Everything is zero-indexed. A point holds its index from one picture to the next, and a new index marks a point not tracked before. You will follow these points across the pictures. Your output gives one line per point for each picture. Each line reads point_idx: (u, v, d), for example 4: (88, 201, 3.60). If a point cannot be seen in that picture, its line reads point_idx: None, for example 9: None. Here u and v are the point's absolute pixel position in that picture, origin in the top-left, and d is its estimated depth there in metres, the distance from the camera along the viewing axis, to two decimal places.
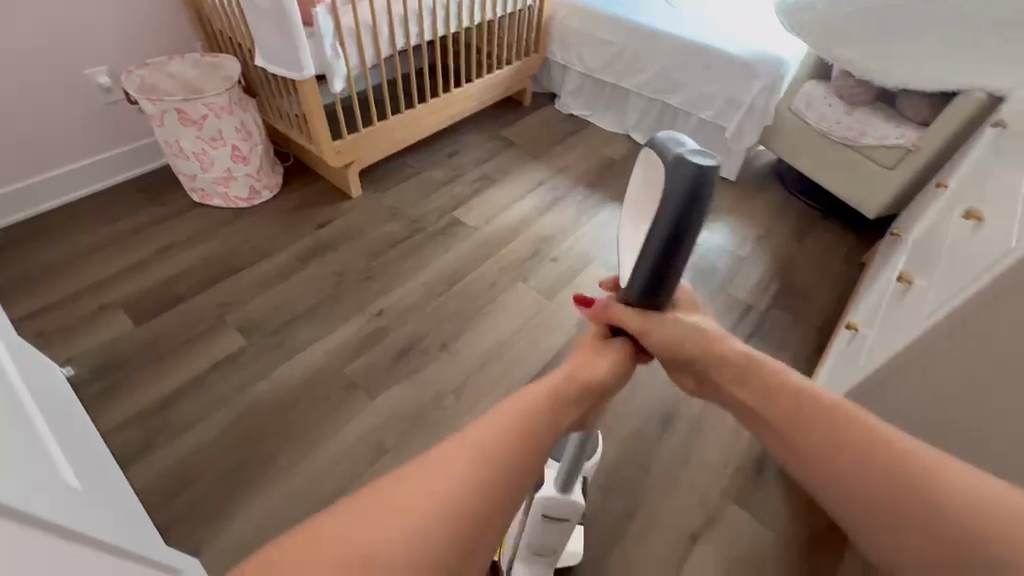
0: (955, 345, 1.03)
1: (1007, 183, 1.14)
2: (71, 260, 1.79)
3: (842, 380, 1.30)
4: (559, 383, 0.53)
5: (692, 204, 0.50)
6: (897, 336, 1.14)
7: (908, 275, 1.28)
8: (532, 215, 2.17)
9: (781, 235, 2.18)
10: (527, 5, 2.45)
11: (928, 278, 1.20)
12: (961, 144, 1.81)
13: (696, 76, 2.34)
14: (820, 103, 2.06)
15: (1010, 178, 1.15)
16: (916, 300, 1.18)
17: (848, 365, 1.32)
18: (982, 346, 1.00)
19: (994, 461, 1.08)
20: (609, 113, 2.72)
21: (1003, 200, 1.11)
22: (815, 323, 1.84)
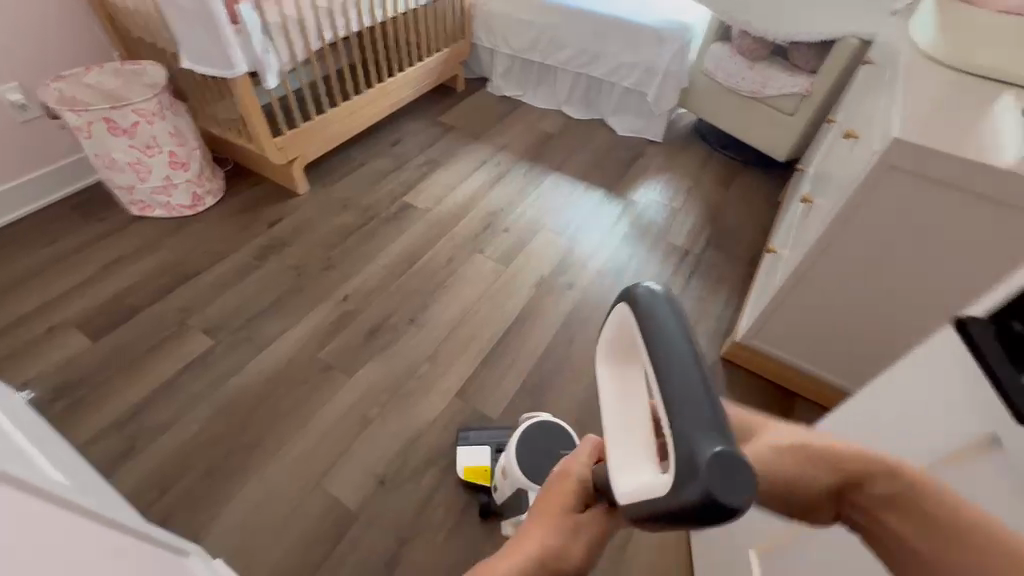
0: (847, 243, 1.22)
1: (875, 106, 1.36)
2: (8, 287, 1.72)
3: (767, 295, 1.49)
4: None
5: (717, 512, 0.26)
6: (803, 246, 1.33)
7: (810, 196, 1.49)
8: (481, 192, 2.27)
9: (708, 186, 2.39)
10: None
11: (824, 195, 1.41)
12: (845, 85, 2.07)
13: (614, 47, 2.51)
14: (726, 63, 2.28)
15: (876, 101, 1.36)
16: (816, 213, 1.39)
17: (771, 282, 1.52)
18: (868, 240, 1.20)
19: (893, 338, 1.29)
20: (539, 91, 2.84)
21: (870, 120, 1.32)
22: (745, 258, 2.05)
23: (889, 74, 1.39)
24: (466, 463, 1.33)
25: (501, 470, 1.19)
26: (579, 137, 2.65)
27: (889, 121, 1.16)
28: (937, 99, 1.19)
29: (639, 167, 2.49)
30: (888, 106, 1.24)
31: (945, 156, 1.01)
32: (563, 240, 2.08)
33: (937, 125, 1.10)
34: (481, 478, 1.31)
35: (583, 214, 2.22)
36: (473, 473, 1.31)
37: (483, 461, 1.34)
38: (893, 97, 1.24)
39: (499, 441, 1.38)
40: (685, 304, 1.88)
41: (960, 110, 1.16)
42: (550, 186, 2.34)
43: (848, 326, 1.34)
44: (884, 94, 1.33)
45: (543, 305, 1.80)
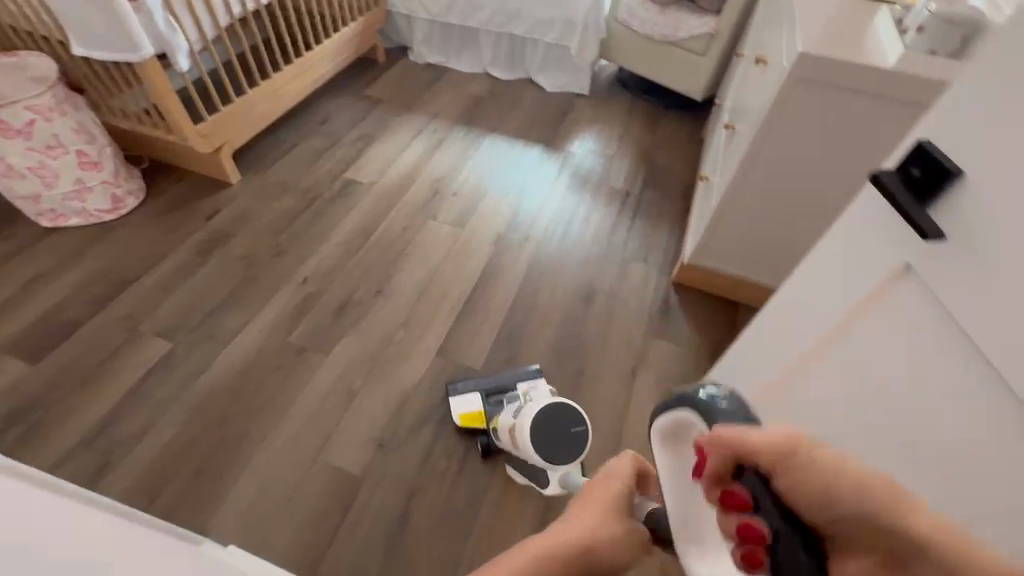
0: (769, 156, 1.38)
1: (776, 32, 1.51)
2: None
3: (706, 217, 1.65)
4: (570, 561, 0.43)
5: None
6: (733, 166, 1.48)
7: (732, 123, 1.64)
8: (423, 161, 2.26)
9: (637, 131, 2.53)
10: None
11: (744, 119, 1.56)
12: (746, 22, 2.25)
13: (532, 3, 2.55)
14: (639, 11, 2.40)
15: (777, 28, 1.52)
16: (739, 136, 1.54)
17: (708, 205, 1.67)
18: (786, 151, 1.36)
19: (814, 235, 1.48)
20: (463, 55, 2.83)
21: (776, 46, 1.45)
22: (680, 192, 2.22)
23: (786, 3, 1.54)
24: (461, 412, 1.40)
25: (503, 423, 1.24)
26: (509, 97, 2.69)
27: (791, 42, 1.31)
28: (826, 20, 1.35)
29: (572, 121, 2.58)
30: (789, 31, 1.38)
31: (840, 66, 1.17)
32: (512, 197, 2.15)
33: (830, 41, 1.25)
34: (476, 423, 1.38)
35: (526, 170, 2.28)
36: (469, 419, 1.38)
37: (475, 407, 1.41)
38: (790, 22, 1.39)
39: (487, 387, 1.45)
40: (634, 240, 2.01)
41: (846, 27, 1.33)
42: (490, 148, 2.37)
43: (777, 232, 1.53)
44: (784, 21, 1.48)
45: (504, 260, 1.87)
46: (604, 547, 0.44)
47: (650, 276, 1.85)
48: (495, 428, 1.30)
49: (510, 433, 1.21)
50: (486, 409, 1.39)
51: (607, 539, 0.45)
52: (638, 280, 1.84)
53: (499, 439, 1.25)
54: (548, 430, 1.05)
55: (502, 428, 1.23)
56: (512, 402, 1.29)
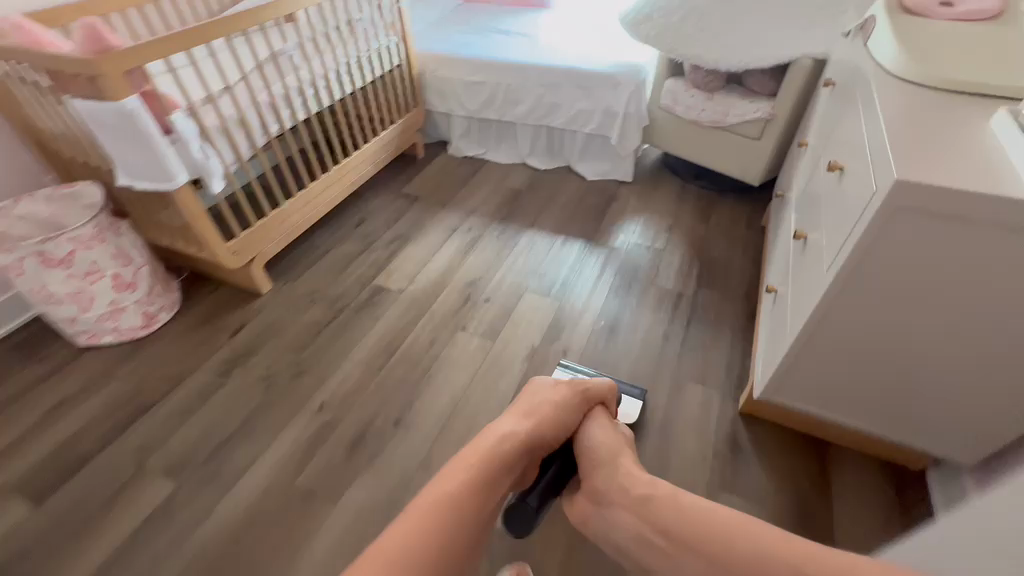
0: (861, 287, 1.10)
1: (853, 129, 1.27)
2: None
3: (779, 342, 1.36)
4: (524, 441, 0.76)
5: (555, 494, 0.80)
6: (810, 292, 1.21)
7: (801, 231, 1.39)
8: (456, 262, 2.17)
9: (687, 221, 2.34)
10: (395, 66, 2.52)
11: (816, 231, 1.30)
12: (805, 106, 2.05)
13: (569, 97, 2.49)
14: (683, 96, 2.27)
15: (851, 125, 1.30)
16: (812, 250, 1.28)
17: (779, 328, 1.39)
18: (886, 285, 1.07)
19: (931, 384, 1.14)
20: (501, 147, 2.82)
21: (854, 149, 1.21)
22: (740, 292, 1.96)
23: (857, 97, 1.33)
24: (557, 382, 1.64)
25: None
26: (547, 189, 2.60)
27: (879, 150, 1.06)
28: (924, 118, 1.10)
29: (614, 211, 2.44)
30: (871, 133, 1.14)
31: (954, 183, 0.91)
32: (551, 301, 1.97)
33: (933, 149, 1.00)
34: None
35: (565, 270, 2.11)
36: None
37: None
38: (870, 121, 1.15)
39: (588, 379, 1.62)
40: (689, 356, 1.74)
41: (948, 127, 1.08)
42: (525, 244, 2.25)
43: (876, 373, 1.20)
44: (860, 117, 1.24)
45: (536, 381, 1.68)
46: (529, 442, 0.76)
47: (711, 403, 1.59)
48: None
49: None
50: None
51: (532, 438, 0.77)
52: (692, 406, 1.59)
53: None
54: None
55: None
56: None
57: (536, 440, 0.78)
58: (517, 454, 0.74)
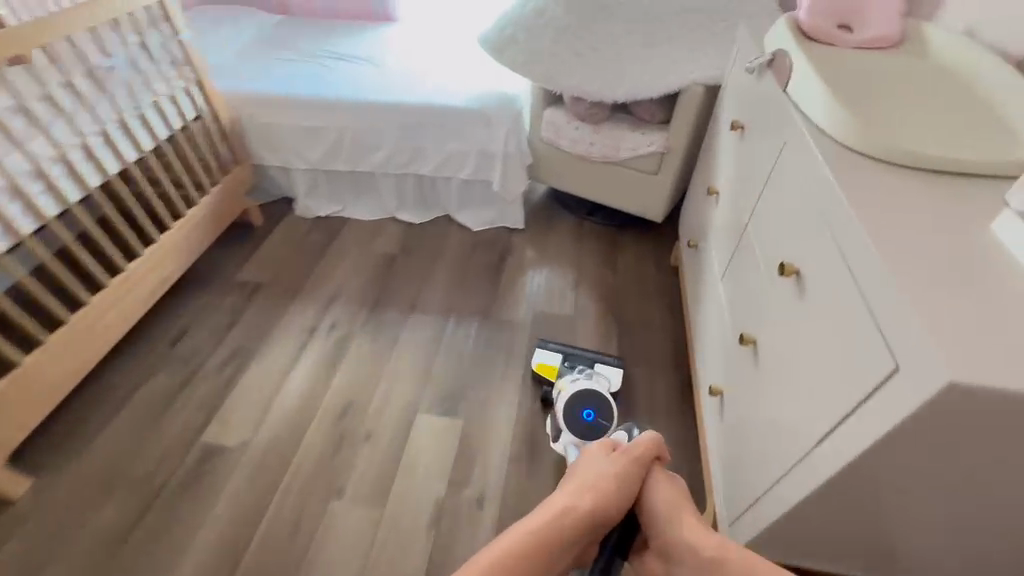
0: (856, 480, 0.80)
1: (803, 219, 1.00)
2: None
3: (745, 487, 1.08)
4: (582, 511, 0.69)
5: None
6: (786, 447, 0.94)
7: (750, 333, 1.12)
8: (321, 382, 1.66)
9: (593, 271, 2.04)
10: (190, 119, 1.89)
11: (775, 346, 1.03)
12: (700, 136, 1.83)
13: (434, 138, 2.02)
14: (567, 129, 1.95)
15: (796, 208, 1.02)
16: (774, 374, 1.01)
17: (742, 464, 1.11)
18: (892, 479, 0.78)
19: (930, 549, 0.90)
20: (363, 202, 2.30)
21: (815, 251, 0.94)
22: (666, 361, 1.71)
23: (791, 166, 1.06)
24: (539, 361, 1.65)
25: (565, 382, 1.48)
26: (427, 250, 2.15)
27: (872, 283, 0.77)
28: (895, 213, 0.84)
29: (510, 268, 2.06)
30: (842, 241, 0.86)
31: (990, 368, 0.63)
32: (450, 420, 1.56)
33: (932, 278, 0.74)
34: (548, 374, 1.62)
35: (464, 365, 1.70)
36: (544, 368, 1.63)
37: (554, 362, 1.65)
38: (839, 225, 0.87)
39: (571, 352, 1.67)
40: None
41: (921, 223, 0.84)
42: (410, 337, 1.79)
43: (863, 547, 0.94)
44: (813, 206, 0.96)
45: (445, 556, 1.30)
46: (580, 508, 0.69)
47: None
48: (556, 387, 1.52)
49: (565, 381, 1.48)
50: (562, 368, 1.61)
51: (583, 507, 0.69)
52: None
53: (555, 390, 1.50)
54: (575, 412, 1.34)
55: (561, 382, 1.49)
56: (586, 376, 1.50)
57: (599, 519, 0.70)
58: (576, 531, 0.67)
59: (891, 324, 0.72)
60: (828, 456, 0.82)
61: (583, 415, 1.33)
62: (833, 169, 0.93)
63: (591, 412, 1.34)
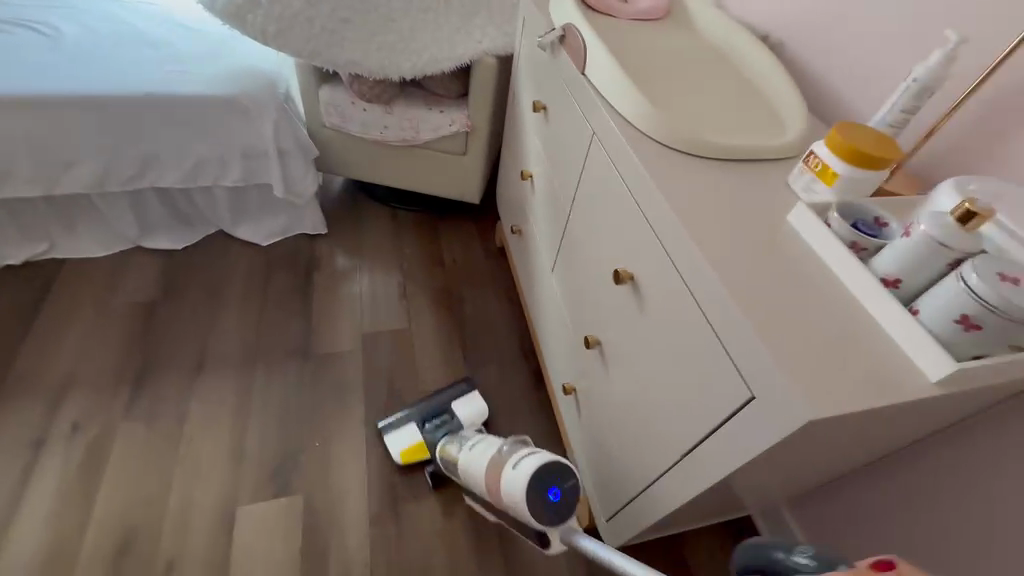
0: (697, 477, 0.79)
1: (619, 211, 0.95)
2: None
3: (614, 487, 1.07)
4: None
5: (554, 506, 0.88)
6: (645, 448, 0.93)
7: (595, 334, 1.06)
8: (75, 518, 1.18)
9: (419, 270, 1.84)
10: None
11: (618, 349, 0.99)
12: (501, 110, 1.72)
13: (170, 139, 1.51)
14: (352, 110, 1.65)
15: (616, 204, 0.96)
16: (623, 379, 0.98)
17: (604, 463, 1.10)
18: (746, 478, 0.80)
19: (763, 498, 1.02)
20: (84, 235, 1.65)
21: None
22: (513, 355, 1.67)
23: (604, 155, 0.99)
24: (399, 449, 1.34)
25: (471, 460, 1.10)
26: (202, 283, 1.66)
27: (711, 297, 0.72)
28: (709, 207, 0.81)
29: (320, 285, 1.72)
30: (668, 243, 0.81)
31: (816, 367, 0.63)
32: (281, 500, 1.27)
33: (753, 277, 0.72)
34: (420, 455, 1.35)
35: (288, 426, 1.38)
36: (410, 454, 1.34)
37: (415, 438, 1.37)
38: (665, 227, 0.81)
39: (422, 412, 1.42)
40: None
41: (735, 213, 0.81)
42: (204, 409, 1.39)
43: (716, 511, 1.02)
44: (632, 203, 0.91)
45: None
46: None
47: None
48: (453, 463, 1.18)
49: (468, 466, 1.10)
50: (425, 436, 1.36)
51: None
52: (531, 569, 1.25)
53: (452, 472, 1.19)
54: (539, 491, 0.88)
55: (469, 467, 1.09)
56: (466, 434, 1.23)
57: None
58: None
59: (738, 350, 0.69)
60: (693, 469, 0.80)
61: (547, 496, 0.88)
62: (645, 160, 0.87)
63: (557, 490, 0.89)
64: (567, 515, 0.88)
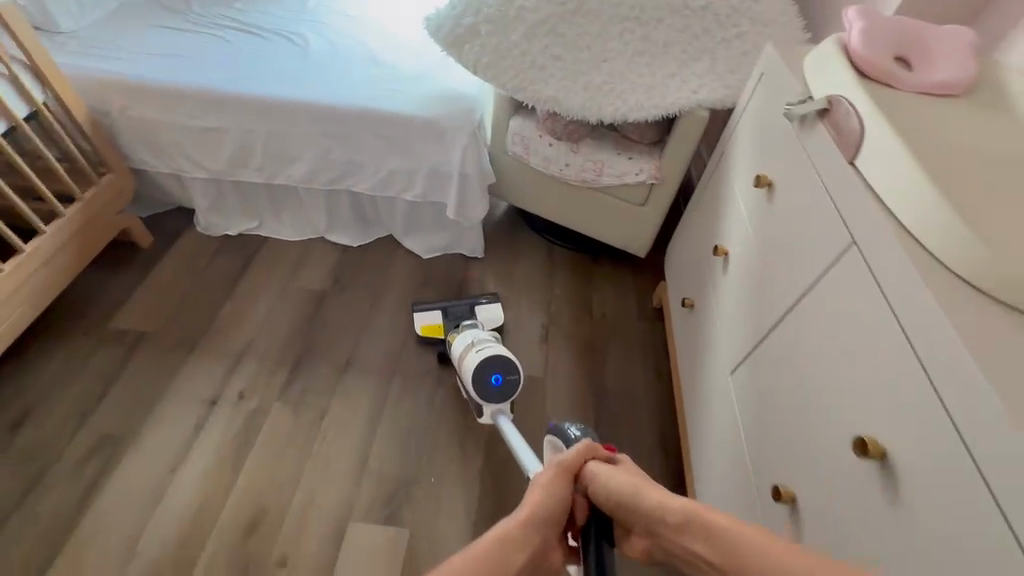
0: None
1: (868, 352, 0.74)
2: None
3: None
4: (508, 532, 0.60)
5: (501, 392, 1.28)
6: None
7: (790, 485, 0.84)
8: (223, 482, 1.29)
9: (566, 314, 1.74)
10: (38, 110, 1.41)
11: None
12: (697, 164, 1.53)
13: (372, 151, 1.61)
14: (538, 145, 1.60)
15: (874, 350, 0.73)
16: None
17: None
18: None
19: None
20: (286, 219, 1.86)
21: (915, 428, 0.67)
22: (652, 440, 1.47)
23: (868, 279, 0.77)
24: (423, 323, 1.54)
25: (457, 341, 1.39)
26: (366, 283, 1.76)
27: None
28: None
29: None
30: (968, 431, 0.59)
31: None
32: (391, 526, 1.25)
33: None
34: (436, 334, 1.54)
35: (410, 453, 1.37)
36: (431, 329, 1.53)
37: (436, 320, 1.55)
38: (973, 420, 0.58)
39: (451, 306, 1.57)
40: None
41: None
42: (343, 408, 1.44)
43: None
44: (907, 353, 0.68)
45: None
46: (504, 538, 0.60)
47: None
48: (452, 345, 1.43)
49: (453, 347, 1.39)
50: (446, 323, 1.53)
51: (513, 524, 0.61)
52: None
53: (452, 351, 1.40)
54: (486, 376, 1.27)
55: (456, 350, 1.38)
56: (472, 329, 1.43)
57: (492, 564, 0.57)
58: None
59: None
60: None
61: (492, 381, 1.27)
62: (950, 310, 0.64)
63: (500, 376, 1.28)
64: (503, 394, 1.28)
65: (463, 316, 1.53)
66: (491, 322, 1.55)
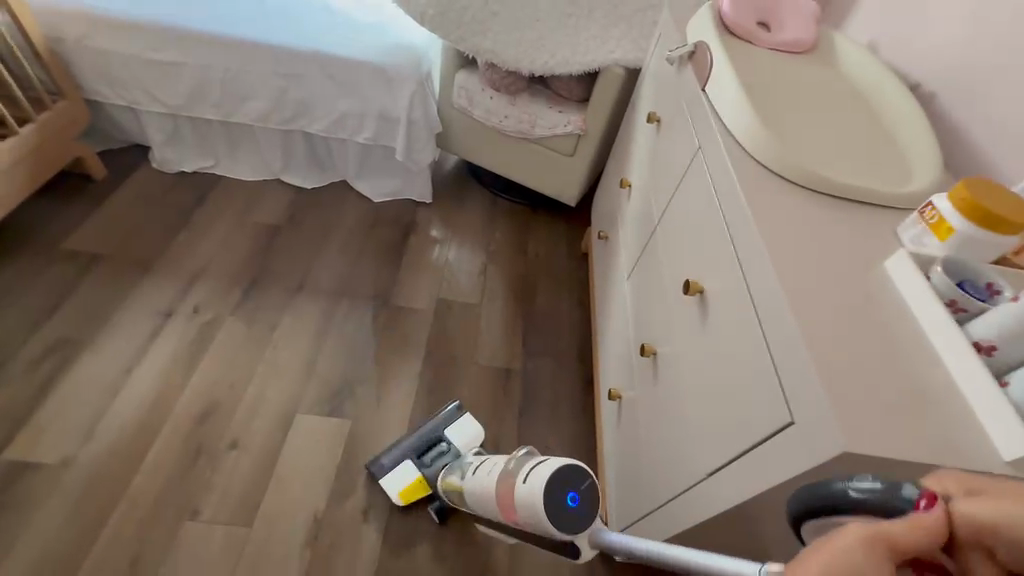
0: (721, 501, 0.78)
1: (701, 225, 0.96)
2: None
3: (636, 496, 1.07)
4: None
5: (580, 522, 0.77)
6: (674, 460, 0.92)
7: (652, 343, 1.06)
8: (178, 380, 1.41)
9: (503, 253, 1.93)
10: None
11: (672, 363, 0.98)
12: (617, 119, 1.76)
13: (325, 92, 1.75)
14: (480, 97, 1.78)
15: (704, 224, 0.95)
16: (670, 394, 0.97)
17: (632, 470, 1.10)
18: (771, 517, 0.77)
19: None
20: (240, 159, 1.96)
21: None
22: (571, 356, 1.69)
23: (704, 173, 0.98)
24: (399, 490, 1.30)
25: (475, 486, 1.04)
26: (318, 220, 1.89)
27: (774, 320, 0.72)
28: (798, 235, 0.79)
29: (413, 246, 1.88)
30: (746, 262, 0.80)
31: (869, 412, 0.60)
32: (334, 418, 1.41)
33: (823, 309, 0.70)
34: (417, 494, 1.30)
35: (355, 360, 1.53)
36: (409, 494, 1.30)
37: (412, 476, 1.32)
38: (747, 251, 0.80)
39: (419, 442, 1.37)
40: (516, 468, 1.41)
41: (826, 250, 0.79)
42: (293, 323, 1.58)
43: None
44: (721, 223, 0.89)
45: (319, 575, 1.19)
46: None
47: (562, 555, 1.30)
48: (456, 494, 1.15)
49: (479, 494, 1.02)
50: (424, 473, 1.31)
51: None
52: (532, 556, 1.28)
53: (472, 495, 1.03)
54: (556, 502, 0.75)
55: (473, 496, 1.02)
56: (468, 462, 1.18)
57: None
58: None
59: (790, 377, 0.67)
60: (713, 492, 0.79)
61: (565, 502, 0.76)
62: (743, 179, 0.86)
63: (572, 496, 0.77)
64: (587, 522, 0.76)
65: (443, 458, 1.34)
66: (470, 442, 1.38)
